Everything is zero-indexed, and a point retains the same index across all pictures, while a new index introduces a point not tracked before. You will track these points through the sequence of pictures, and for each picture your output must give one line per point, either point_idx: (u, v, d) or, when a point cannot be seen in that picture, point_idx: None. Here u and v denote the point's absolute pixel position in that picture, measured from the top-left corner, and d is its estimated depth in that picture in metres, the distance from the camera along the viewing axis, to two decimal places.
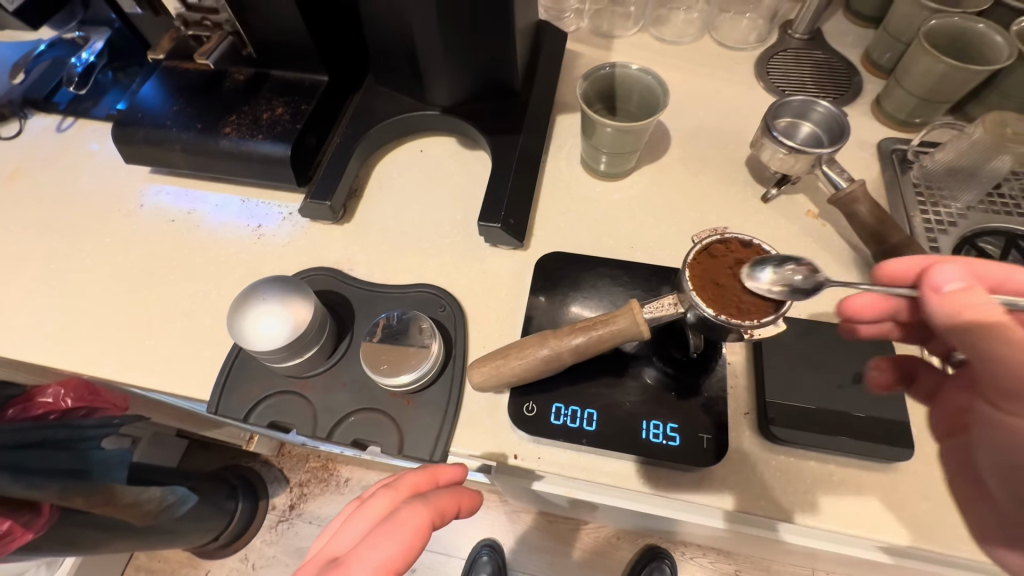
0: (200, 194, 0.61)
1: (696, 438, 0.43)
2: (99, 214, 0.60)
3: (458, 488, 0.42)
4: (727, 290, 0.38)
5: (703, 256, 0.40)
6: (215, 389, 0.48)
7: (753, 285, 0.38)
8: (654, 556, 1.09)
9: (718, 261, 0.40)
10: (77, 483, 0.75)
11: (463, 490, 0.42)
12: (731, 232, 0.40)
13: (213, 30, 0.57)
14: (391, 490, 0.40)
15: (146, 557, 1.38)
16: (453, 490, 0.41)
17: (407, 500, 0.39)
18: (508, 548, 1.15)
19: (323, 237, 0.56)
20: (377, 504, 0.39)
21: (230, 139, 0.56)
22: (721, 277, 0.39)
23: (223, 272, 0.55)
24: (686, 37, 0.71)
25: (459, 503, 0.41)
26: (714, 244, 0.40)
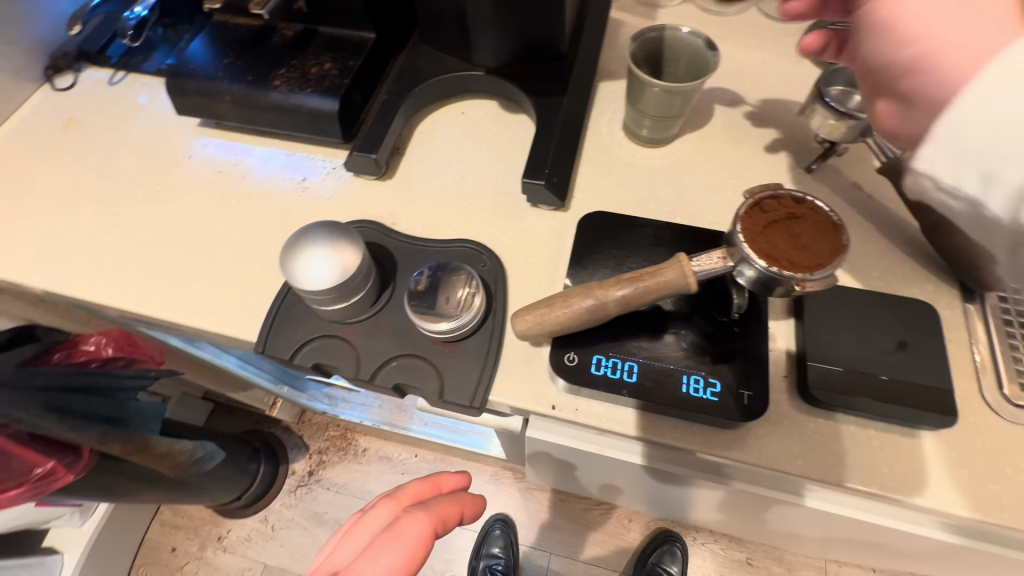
0: (246, 147, 0.62)
1: (735, 396, 0.43)
2: (149, 163, 0.62)
3: (454, 499, 0.49)
4: (778, 246, 0.38)
5: (756, 212, 0.39)
6: (262, 329, 0.49)
7: (805, 241, 0.38)
8: (666, 539, 1.10)
9: (770, 216, 0.39)
10: (117, 428, 0.77)
11: (459, 501, 0.49)
12: (784, 189, 0.40)
13: None
14: (391, 504, 0.48)
15: (171, 512, 1.43)
16: (448, 503, 0.48)
17: (407, 510, 0.46)
18: (522, 523, 1.17)
19: (366, 192, 0.57)
20: (379, 516, 0.46)
21: (279, 92, 0.57)
22: (773, 233, 0.39)
23: (268, 222, 0.56)
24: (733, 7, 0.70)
25: (460, 509, 0.49)
26: (767, 200, 0.40)
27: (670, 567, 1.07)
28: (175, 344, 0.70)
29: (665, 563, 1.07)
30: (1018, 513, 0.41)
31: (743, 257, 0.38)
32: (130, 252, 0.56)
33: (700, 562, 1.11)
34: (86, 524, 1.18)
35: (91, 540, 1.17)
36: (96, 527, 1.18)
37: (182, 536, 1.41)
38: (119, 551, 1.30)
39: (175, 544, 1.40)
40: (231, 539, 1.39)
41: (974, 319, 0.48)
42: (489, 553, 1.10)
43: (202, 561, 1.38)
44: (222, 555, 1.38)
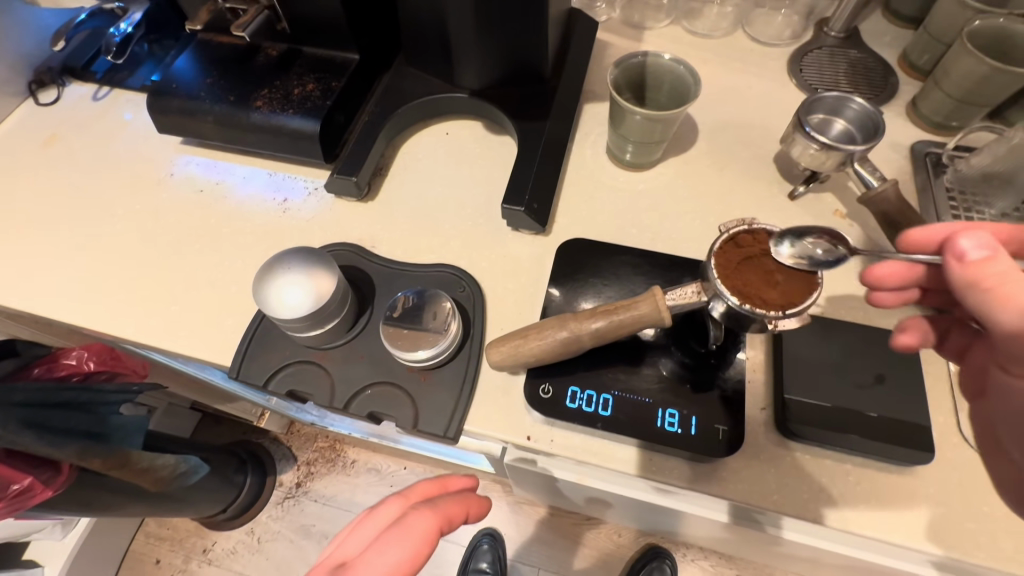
0: (228, 166, 0.62)
1: (711, 429, 0.42)
2: (130, 181, 0.62)
3: (460, 500, 0.49)
4: (752, 281, 0.38)
5: (729, 245, 0.39)
6: (237, 354, 0.49)
7: (778, 277, 0.38)
8: (655, 556, 1.08)
9: (744, 252, 0.39)
10: (98, 444, 0.76)
11: (465, 502, 0.49)
12: (759, 223, 0.40)
13: (251, 4, 0.56)
14: (401, 501, 0.48)
15: (156, 524, 1.42)
16: (456, 504, 0.48)
17: (414, 508, 0.46)
18: (510, 539, 1.16)
19: (347, 213, 0.57)
20: (388, 513, 0.46)
21: (261, 112, 0.57)
22: (745, 267, 0.39)
23: (247, 243, 0.56)
24: (720, 31, 0.70)
25: (465, 510, 0.49)
26: (741, 234, 0.40)
27: None
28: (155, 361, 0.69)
29: None
30: (995, 552, 0.40)
31: (717, 294, 0.37)
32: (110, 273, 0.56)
33: None
34: (68, 537, 1.16)
35: (73, 553, 1.16)
36: (79, 540, 1.16)
37: (167, 548, 1.39)
38: (102, 563, 1.28)
39: (159, 556, 1.38)
40: (217, 551, 1.38)
41: None
42: (476, 568, 1.09)
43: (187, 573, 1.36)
44: (208, 568, 1.36)
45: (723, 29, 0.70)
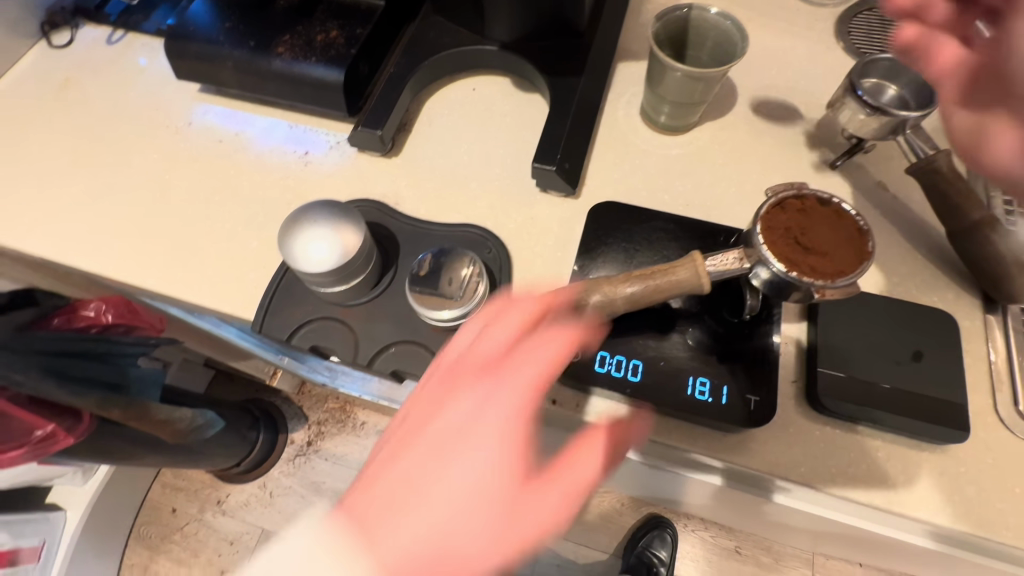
0: (248, 116, 0.60)
1: (742, 400, 0.42)
2: (146, 129, 0.60)
3: None
4: (798, 248, 0.37)
5: (774, 210, 0.38)
6: (260, 307, 0.48)
7: (826, 246, 0.37)
8: (657, 525, 1.10)
9: (791, 217, 0.38)
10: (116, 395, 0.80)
11: None
12: (808, 187, 0.39)
13: None
14: None
15: (171, 475, 1.46)
16: (532, 308, 0.35)
17: None
18: None
19: (370, 169, 0.55)
20: None
21: (282, 60, 0.55)
22: (791, 234, 0.37)
23: (268, 197, 0.55)
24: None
25: None
26: (788, 199, 0.38)
27: (658, 551, 1.08)
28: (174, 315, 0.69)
29: (654, 547, 1.08)
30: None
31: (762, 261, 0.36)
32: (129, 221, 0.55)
33: (688, 548, 1.13)
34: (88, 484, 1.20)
35: (93, 499, 1.20)
36: (98, 486, 1.20)
37: (183, 498, 1.44)
38: (121, 509, 1.33)
39: (175, 505, 1.43)
40: (231, 503, 1.42)
41: (994, 331, 0.46)
42: None
43: (201, 523, 1.41)
44: (221, 519, 1.41)
45: None
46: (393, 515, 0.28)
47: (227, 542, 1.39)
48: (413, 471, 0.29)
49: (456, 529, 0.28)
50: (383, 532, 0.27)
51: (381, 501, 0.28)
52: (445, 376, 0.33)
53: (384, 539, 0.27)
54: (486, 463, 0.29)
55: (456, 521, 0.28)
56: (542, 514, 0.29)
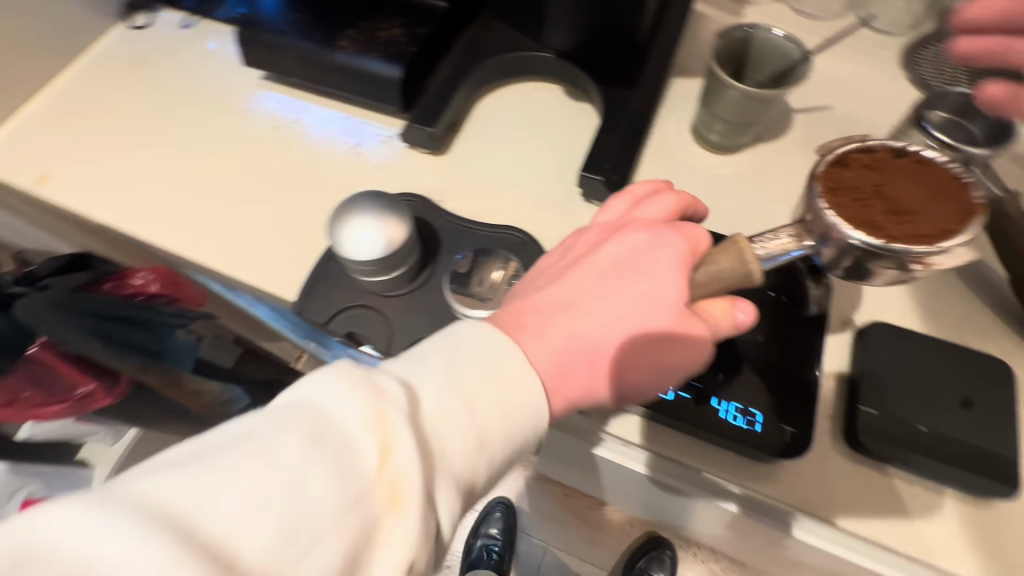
0: (305, 105, 0.62)
1: (777, 430, 0.41)
2: (210, 110, 0.63)
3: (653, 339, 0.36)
4: (876, 216, 0.35)
5: (836, 180, 0.37)
6: (302, 290, 0.49)
7: (910, 203, 0.35)
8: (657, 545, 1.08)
9: (856, 177, 0.37)
10: None
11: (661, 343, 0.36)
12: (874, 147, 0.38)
13: None
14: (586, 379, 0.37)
15: None
16: (675, 201, 0.40)
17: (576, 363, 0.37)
18: (522, 510, 1.17)
19: (418, 165, 0.56)
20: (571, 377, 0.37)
21: (345, 53, 0.56)
22: (868, 201, 0.36)
23: (318, 184, 0.56)
24: (829, 12, 0.65)
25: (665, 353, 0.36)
26: (852, 159, 0.37)
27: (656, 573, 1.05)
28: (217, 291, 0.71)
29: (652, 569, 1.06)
30: None
31: (836, 237, 0.35)
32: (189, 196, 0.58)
33: None
34: None
35: None
36: None
37: None
38: None
39: None
40: None
41: None
42: (488, 534, 1.12)
43: None
44: None
45: (832, 13, 0.65)
46: (545, 344, 0.36)
47: None
48: (585, 294, 0.37)
49: (584, 368, 0.35)
50: (545, 345, 0.36)
51: (539, 332, 0.36)
52: (591, 262, 0.38)
53: (534, 349, 0.36)
54: (619, 329, 0.35)
55: (619, 342, 0.35)
56: (686, 342, 0.35)
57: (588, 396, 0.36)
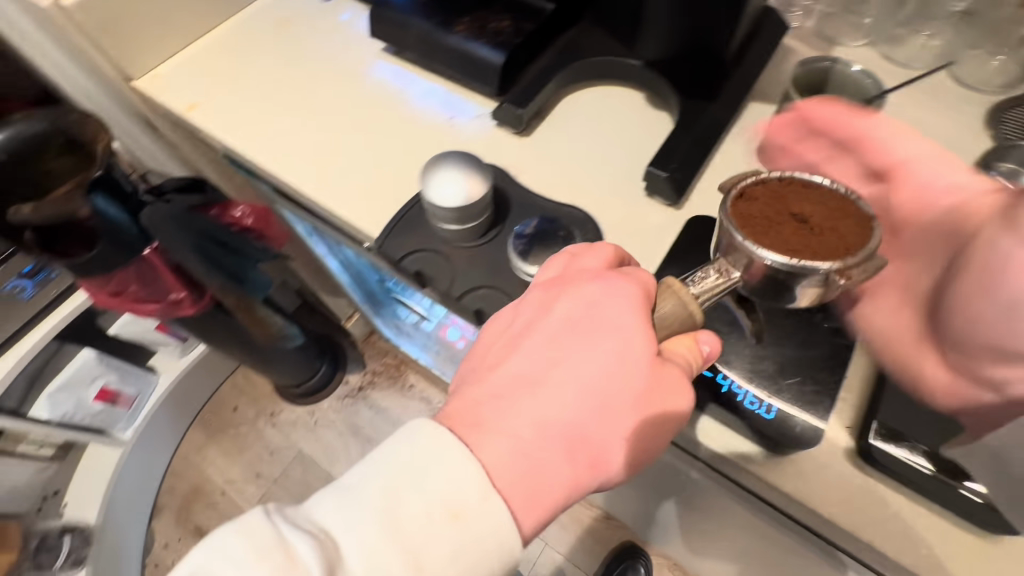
0: (414, 77, 0.70)
1: (786, 421, 0.46)
2: (333, 70, 0.72)
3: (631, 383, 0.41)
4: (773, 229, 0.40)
5: (746, 213, 0.42)
6: (385, 229, 0.56)
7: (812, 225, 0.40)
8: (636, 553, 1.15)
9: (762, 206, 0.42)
10: (233, 285, 1.00)
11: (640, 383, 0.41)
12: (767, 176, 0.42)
13: None
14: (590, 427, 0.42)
15: (241, 378, 1.63)
16: (609, 252, 0.46)
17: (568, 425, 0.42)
18: None
19: (502, 142, 0.63)
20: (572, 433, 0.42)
21: (459, 36, 0.64)
22: (777, 224, 0.41)
23: (414, 145, 0.64)
24: (919, 62, 0.67)
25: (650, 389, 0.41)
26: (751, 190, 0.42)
27: None
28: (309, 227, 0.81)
29: None
30: None
31: (755, 261, 0.39)
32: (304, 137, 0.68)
33: None
34: (182, 360, 1.41)
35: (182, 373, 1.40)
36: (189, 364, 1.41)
37: (244, 400, 1.60)
38: (195, 393, 1.52)
39: (236, 405, 1.60)
40: (282, 418, 1.58)
41: None
42: None
43: (253, 427, 1.57)
44: (270, 429, 1.57)
45: (922, 64, 0.67)
46: (512, 438, 0.41)
47: (268, 451, 1.53)
48: (539, 379, 0.42)
49: (555, 451, 0.40)
50: (507, 436, 0.41)
51: (503, 427, 0.41)
52: (538, 344, 0.43)
53: (488, 445, 0.41)
54: (575, 407, 0.41)
55: (581, 424, 0.40)
56: (648, 409, 0.40)
57: (575, 474, 0.41)
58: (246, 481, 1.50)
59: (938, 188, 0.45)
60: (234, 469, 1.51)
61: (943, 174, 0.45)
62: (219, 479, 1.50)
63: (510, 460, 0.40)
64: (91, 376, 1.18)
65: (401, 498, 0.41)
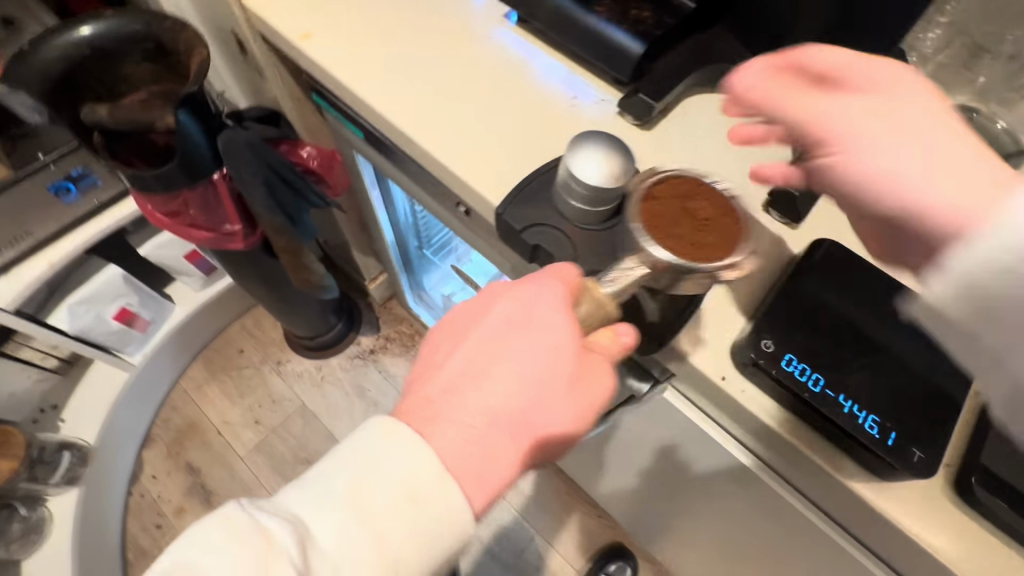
0: (536, 50, 0.69)
1: (909, 451, 0.43)
2: (452, 28, 0.71)
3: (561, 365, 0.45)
4: (666, 227, 0.48)
5: (652, 212, 0.49)
6: (508, 197, 0.56)
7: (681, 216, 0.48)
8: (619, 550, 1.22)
9: (661, 203, 0.49)
10: (290, 227, 0.95)
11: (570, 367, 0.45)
12: (660, 178, 0.51)
13: None
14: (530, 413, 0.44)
15: (250, 321, 1.58)
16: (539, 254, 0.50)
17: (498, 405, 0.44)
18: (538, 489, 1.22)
19: (623, 131, 0.63)
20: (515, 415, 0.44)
21: (599, 18, 0.63)
22: (676, 224, 0.48)
23: (535, 120, 0.64)
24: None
25: (586, 371, 0.45)
26: (652, 187, 0.50)
27: None
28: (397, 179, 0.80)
29: None
30: None
31: (655, 258, 0.46)
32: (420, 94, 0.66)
33: None
34: (200, 293, 1.37)
35: (198, 306, 1.36)
36: (206, 299, 1.37)
37: (251, 344, 1.56)
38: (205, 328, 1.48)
39: (243, 347, 1.55)
40: (288, 368, 1.54)
41: None
42: None
43: (257, 373, 1.53)
44: (275, 377, 1.53)
45: None
46: (460, 427, 0.42)
47: (270, 399, 1.50)
48: (479, 372, 0.44)
49: (503, 436, 0.43)
50: (454, 424, 0.42)
51: (446, 416, 0.43)
52: (478, 342, 0.45)
53: (438, 434, 0.42)
54: (520, 389, 0.43)
55: (519, 407, 0.43)
56: (581, 389, 0.45)
57: (518, 455, 0.43)
58: (244, 426, 1.47)
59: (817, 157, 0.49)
60: (232, 411, 1.48)
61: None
62: (215, 419, 1.47)
63: (461, 446, 0.42)
64: (114, 295, 1.17)
65: (366, 482, 0.41)
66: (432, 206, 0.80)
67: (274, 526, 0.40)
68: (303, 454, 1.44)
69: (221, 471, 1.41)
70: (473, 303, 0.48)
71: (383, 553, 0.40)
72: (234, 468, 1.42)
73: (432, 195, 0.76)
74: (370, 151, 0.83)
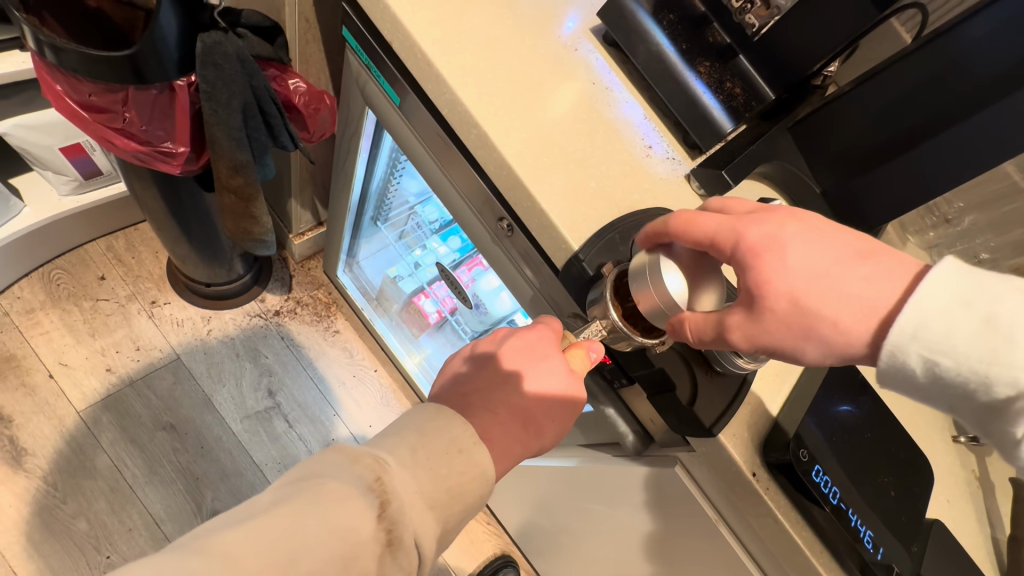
0: (619, 81, 0.65)
1: (887, 565, 0.52)
2: (539, 25, 0.64)
3: (546, 386, 0.47)
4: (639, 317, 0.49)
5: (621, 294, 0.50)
6: (590, 244, 0.54)
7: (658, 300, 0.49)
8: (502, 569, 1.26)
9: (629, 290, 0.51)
10: (250, 166, 0.77)
11: (551, 387, 0.47)
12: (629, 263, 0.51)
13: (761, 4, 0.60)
14: (523, 423, 0.47)
15: (123, 245, 1.27)
16: (538, 322, 0.52)
17: (498, 413, 0.46)
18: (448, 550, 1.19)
19: (689, 198, 0.62)
20: (516, 426, 0.46)
21: (698, 79, 0.62)
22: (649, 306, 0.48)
23: (613, 156, 0.60)
24: None
25: (565, 387, 0.47)
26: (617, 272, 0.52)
27: None
28: (425, 160, 0.71)
29: None
30: None
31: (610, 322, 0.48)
32: (494, 91, 0.59)
33: None
34: (67, 200, 1.13)
35: (61, 215, 1.12)
36: (75, 209, 1.13)
37: (118, 273, 1.25)
38: (59, 239, 1.18)
39: (105, 275, 1.24)
40: (164, 312, 1.26)
41: None
42: None
43: (121, 311, 1.23)
44: (144, 320, 1.24)
45: None
46: (482, 413, 0.46)
47: (133, 345, 1.22)
48: (486, 386, 0.47)
49: (503, 438, 0.46)
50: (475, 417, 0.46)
51: (468, 406, 0.47)
52: (491, 367, 0.48)
53: None
54: (520, 402, 0.47)
55: (523, 403, 0.47)
56: (578, 389, 0.48)
57: (526, 443, 0.47)
58: (89, 373, 1.18)
59: (806, 270, 0.40)
60: (75, 353, 1.18)
61: (852, 285, 0.39)
62: (49, 357, 1.16)
63: (485, 430, 0.45)
64: None
65: (430, 444, 0.42)
66: (452, 201, 0.71)
67: (358, 465, 0.39)
68: (166, 419, 1.18)
69: (46, 425, 1.12)
70: (486, 342, 0.51)
71: (444, 492, 0.40)
72: (64, 425, 1.13)
73: (462, 193, 0.68)
74: (395, 119, 0.71)
